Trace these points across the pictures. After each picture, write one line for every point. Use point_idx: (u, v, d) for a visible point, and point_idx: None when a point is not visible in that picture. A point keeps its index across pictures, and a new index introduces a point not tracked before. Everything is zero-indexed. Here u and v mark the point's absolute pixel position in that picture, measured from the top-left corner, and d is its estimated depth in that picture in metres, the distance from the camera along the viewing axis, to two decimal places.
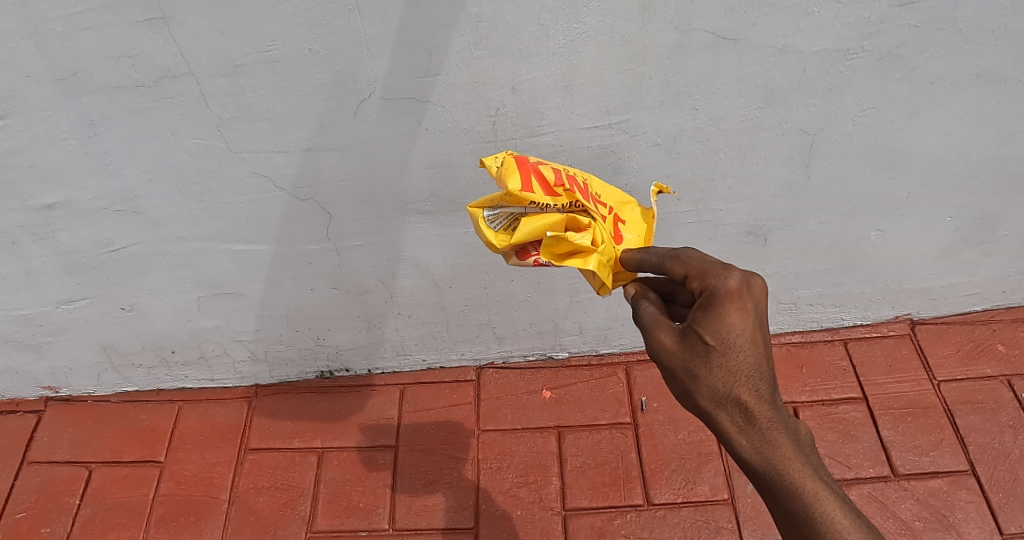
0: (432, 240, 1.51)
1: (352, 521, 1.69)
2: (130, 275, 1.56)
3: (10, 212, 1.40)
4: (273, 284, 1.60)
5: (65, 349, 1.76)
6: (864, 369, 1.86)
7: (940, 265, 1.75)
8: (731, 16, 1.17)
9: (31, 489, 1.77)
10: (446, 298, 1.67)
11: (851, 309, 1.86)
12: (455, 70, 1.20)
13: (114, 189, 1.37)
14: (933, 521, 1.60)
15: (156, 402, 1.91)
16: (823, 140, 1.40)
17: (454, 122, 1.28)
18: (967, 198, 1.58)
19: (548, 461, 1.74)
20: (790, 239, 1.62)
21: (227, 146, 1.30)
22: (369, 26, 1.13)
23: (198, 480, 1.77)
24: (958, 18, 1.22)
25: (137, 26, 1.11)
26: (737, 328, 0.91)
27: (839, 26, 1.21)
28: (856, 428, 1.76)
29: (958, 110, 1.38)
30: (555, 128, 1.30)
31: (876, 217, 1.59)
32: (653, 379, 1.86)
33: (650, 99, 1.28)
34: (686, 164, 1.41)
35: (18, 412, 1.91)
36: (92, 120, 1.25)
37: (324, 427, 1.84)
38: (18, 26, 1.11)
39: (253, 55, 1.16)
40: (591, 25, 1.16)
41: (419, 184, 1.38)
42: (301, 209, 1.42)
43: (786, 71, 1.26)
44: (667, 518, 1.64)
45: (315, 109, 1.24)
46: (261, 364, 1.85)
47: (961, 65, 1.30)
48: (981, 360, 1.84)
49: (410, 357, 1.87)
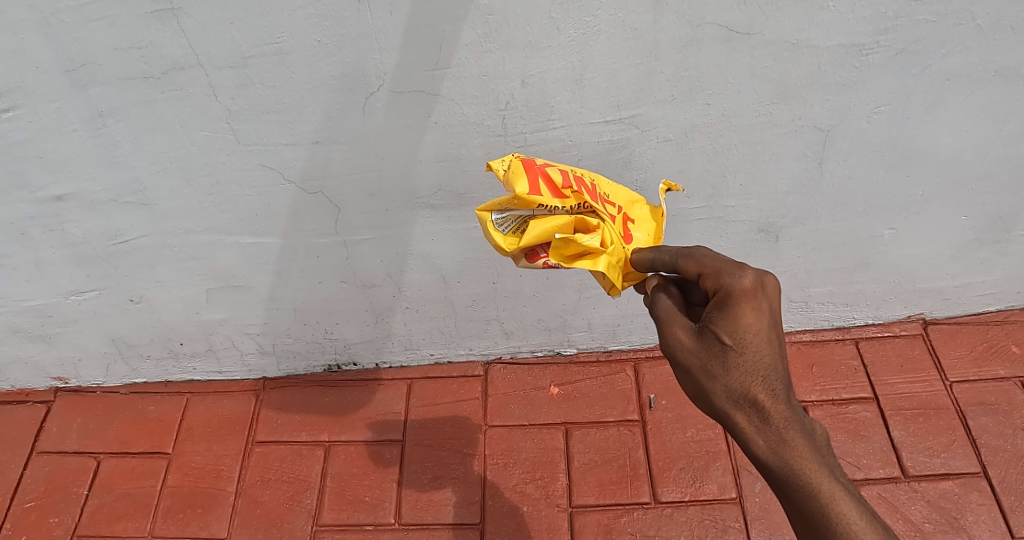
0: (441, 235, 1.50)
1: (357, 515, 1.68)
2: (139, 267, 1.57)
3: (19, 203, 1.40)
4: (281, 277, 1.60)
5: (75, 340, 1.77)
6: (875, 369, 1.84)
7: (954, 264, 1.73)
8: (743, 9, 1.15)
9: (39, 479, 1.78)
10: (454, 293, 1.66)
11: (863, 307, 1.84)
12: (464, 63, 1.19)
13: (123, 181, 1.37)
14: (943, 523, 1.59)
15: (165, 394, 1.92)
16: (837, 136, 1.38)
17: (464, 115, 1.27)
18: (982, 196, 1.55)
19: (554, 458, 1.74)
20: (802, 236, 1.60)
21: (235, 138, 1.29)
22: (378, 18, 1.12)
23: (204, 472, 1.77)
24: (976, 13, 1.20)
25: (146, 18, 1.11)
26: (753, 328, 0.90)
27: (854, 21, 1.19)
28: (867, 428, 1.74)
29: (974, 108, 1.36)
30: (565, 122, 1.29)
31: (890, 216, 1.57)
32: (661, 376, 1.85)
33: (661, 94, 1.27)
34: (697, 160, 1.39)
35: (28, 402, 1.91)
36: (101, 111, 1.24)
37: (331, 420, 1.84)
38: (27, 16, 1.11)
39: (262, 47, 1.16)
40: (603, 18, 1.15)
41: (428, 178, 1.37)
42: (311, 202, 1.42)
43: (799, 67, 1.24)
44: (674, 517, 1.63)
45: (324, 102, 1.24)
46: (269, 357, 1.85)
47: (979, 62, 1.28)
48: (994, 361, 1.82)
49: (418, 351, 1.87)
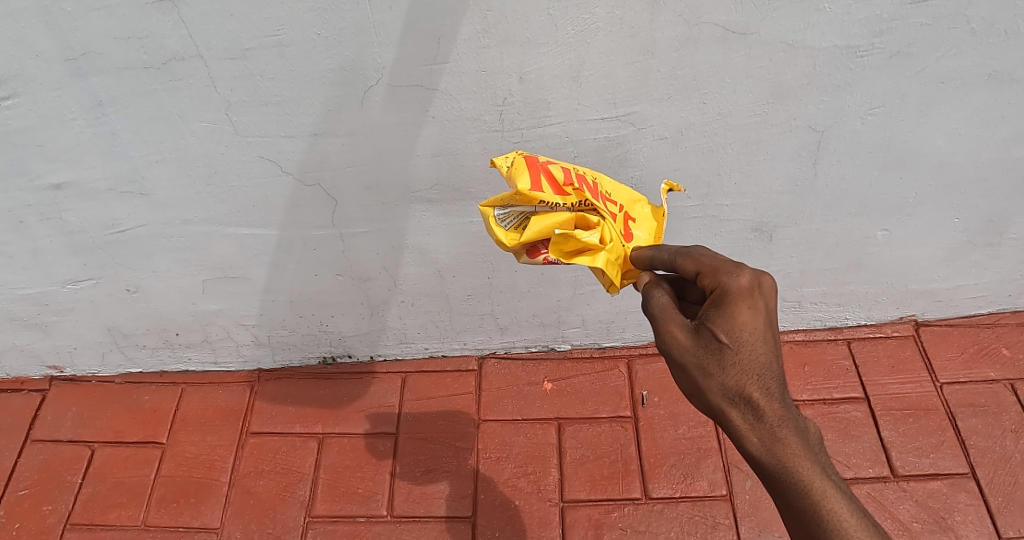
0: (437, 229, 1.51)
1: (350, 506, 1.69)
2: (135, 257, 1.57)
3: (17, 190, 1.40)
4: (277, 268, 1.61)
5: (70, 329, 1.78)
6: (866, 369, 1.85)
7: (947, 267, 1.74)
8: (740, 8, 1.16)
9: (33, 467, 1.79)
10: (449, 287, 1.67)
11: (856, 308, 1.86)
12: (462, 58, 1.20)
13: (121, 170, 1.38)
14: (931, 522, 1.60)
15: (159, 384, 1.92)
16: (832, 137, 1.39)
17: (462, 110, 1.28)
18: (975, 199, 1.56)
19: (547, 453, 1.75)
20: (796, 236, 1.61)
21: (234, 130, 1.30)
22: (377, 12, 1.13)
23: (198, 462, 1.78)
24: (971, 17, 1.21)
25: (146, 8, 1.12)
26: (748, 326, 0.92)
27: (850, 23, 1.21)
28: (857, 428, 1.76)
29: (967, 111, 1.37)
30: (562, 119, 1.30)
31: (883, 217, 1.59)
32: (654, 373, 1.87)
33: (657, 92, 1.28)
34: (692, 158, 1.40)
35: (23, 390, 1.92)
36: (101, 100, 1.25)
37: (325, 412, 1.85)
38: (28, 4, 1.11)
39: (262, 39, 1.17)
40: (601, 16, 1.16)
41: (425, 172, 1.38)
42: (308, 194, 1.42)
43: (796, 67, 1.26)
44: (665, 513, 1.64)
45: (322, 94, 1.25)
46: (264, 348, 1.86)
47: (973, 65, 1.29)
48: (985, 364, 1.83)
49: (413, 345, 1.88)
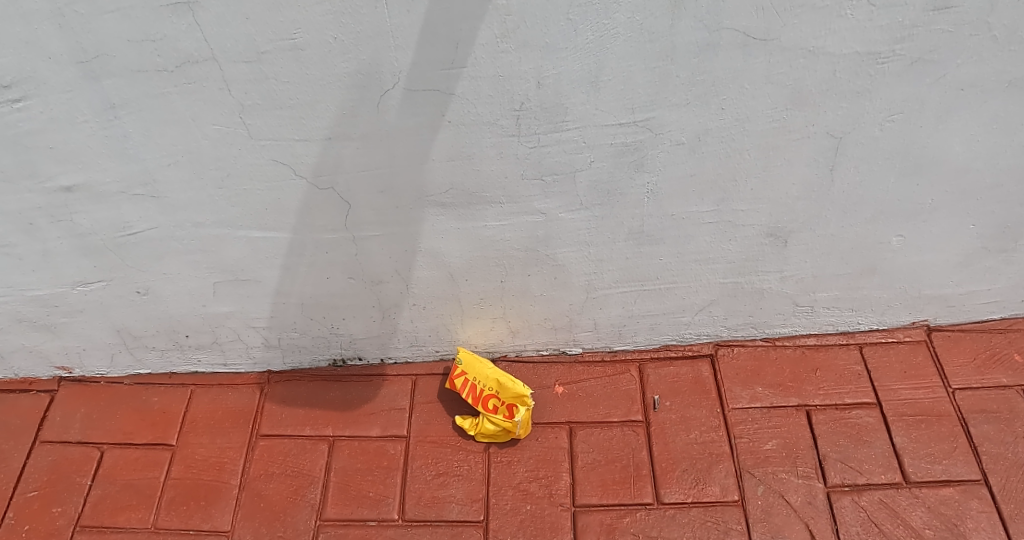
0: (451, 233, 1.50)
1: (361, 510, 1.69)
2: (145, 259, 1.56)
3: (28, 193, 1.39)
4: (288, 271, 1.60)
5: (80, 330, 1.77)
6: (878, 375, 1.84)
7: (960, 272, 1.73)
8: (761, 15, 1.15)
9: (42, 469, 1.78)
10: (461, 290, 1.66)
11: (868, 313, 1.85)
12: (480, 62, 1.19)
13: (133, 173, 1.36)
14: (944, 529, 1.59)
15: (168, 385, 1.92)
16: (850, 143, 1.38)
17: (478, 115, 1.26)
18: (990, 206, 1.56)
19: (559, 457, 1.74)
20: (811, 242, 1.60)
21: (248, 133, 1.29)
22: (394, 15, 1.12)
23: (208, 465, 1.78)
24: (993, 24, 1.20)
25: (161, 10, 1.11)
26: None
27: (871, 29, 1.19)
28: (869, 433, 1.75)
29: (986, 118, 1.36)
30: (579, 124, 1.29)
31: (899, 223, 1.58)
32: (666, 377, 1.86)
33: (676, 98, 1.26)
34: (709, 164, 1.39)
35: (31, 391, 1.91)
36: (113, 103, 1.24)
37: (335, 414, 1.84)
38: (41, 6, 1.10)
39: (278, 42, 1.15)
40: (620, 21, 1.15)
41: (440, 177, 1.37)
42: (321, 198, 1.41)
43: (815, 74, 1.24)
44: (677, 518, 1.63)
45: (338, 98, 1.23)
46: (274, 350, 1.85)
47: (994, 72, 1.28)
48: (996, 369, 1.83)
49: (423, 347, 1.87)
